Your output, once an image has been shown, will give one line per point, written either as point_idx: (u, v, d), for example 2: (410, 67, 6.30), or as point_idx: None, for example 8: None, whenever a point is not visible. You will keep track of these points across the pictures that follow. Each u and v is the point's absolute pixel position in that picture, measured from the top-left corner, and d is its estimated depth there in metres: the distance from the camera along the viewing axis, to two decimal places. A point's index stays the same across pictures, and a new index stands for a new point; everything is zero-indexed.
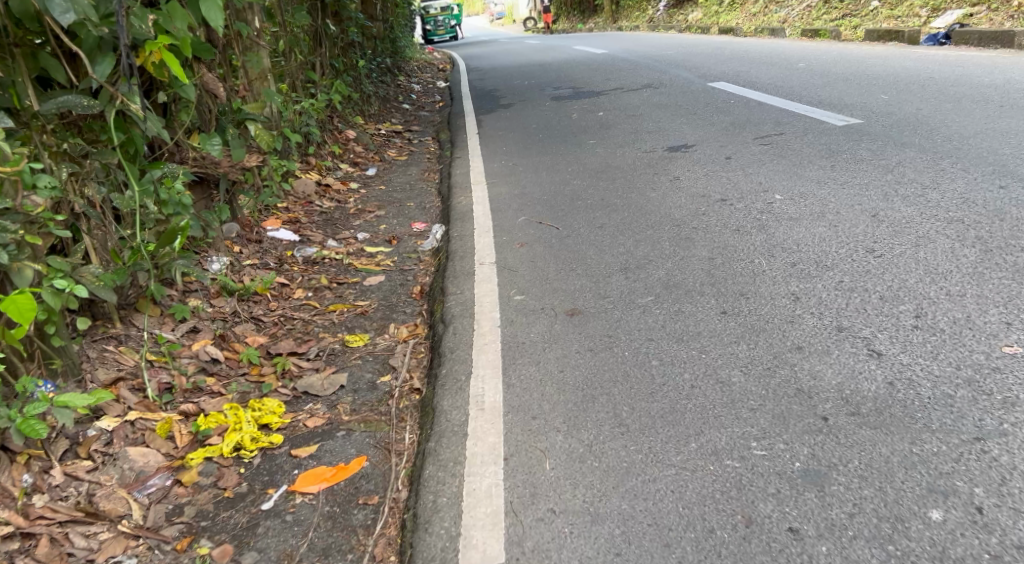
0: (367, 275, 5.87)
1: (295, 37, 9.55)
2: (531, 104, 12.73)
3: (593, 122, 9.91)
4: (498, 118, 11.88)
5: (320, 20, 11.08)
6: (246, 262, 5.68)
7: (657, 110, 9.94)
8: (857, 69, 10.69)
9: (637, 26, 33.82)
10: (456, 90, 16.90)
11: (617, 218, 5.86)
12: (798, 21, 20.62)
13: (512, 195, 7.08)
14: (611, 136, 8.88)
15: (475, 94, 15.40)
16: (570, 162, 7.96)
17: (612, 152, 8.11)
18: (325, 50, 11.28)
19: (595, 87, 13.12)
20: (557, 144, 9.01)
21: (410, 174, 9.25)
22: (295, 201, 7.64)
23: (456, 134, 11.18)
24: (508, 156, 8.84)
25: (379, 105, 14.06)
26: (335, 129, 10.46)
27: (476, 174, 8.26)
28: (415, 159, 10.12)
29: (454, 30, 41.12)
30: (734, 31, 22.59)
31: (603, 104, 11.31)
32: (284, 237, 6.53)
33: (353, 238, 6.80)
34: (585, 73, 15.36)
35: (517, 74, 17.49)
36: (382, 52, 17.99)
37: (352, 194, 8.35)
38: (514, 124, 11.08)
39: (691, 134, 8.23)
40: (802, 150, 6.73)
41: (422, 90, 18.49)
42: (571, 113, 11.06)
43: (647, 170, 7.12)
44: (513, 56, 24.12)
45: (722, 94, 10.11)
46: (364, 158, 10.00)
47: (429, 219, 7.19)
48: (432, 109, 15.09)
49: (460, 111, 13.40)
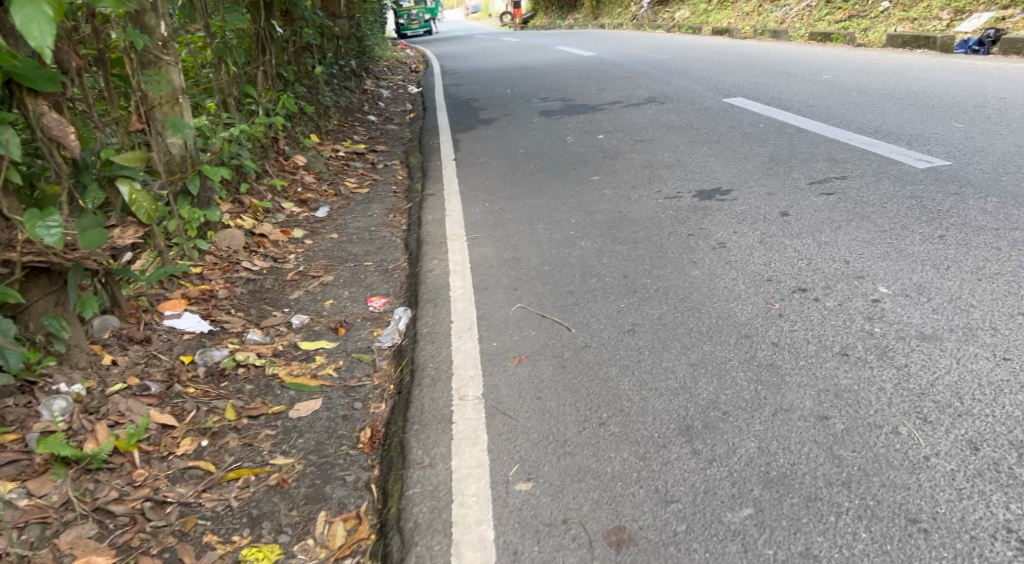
0: (298, 397, 4.14)
1: (225, 44, 7.83)
2: (514, 122, 11.01)
3: (592, 152, 8.24)
4: (476, 139, 10.16)
5: (265, 22, 9.34)
6: (114, 384, 3.98)
7: (669, 138, 8.30)
8: (899, 85, 9.10)
9: (621, 24, 32.11)
10: (428, 98, 15.12)
11: (651, 314, 4.18)
12: (800, 22, 19.23)
13: (500, 265, 5.40)
14: (618, 175, 7.21)
15: (449, 104, 13.65)
16: (571, 213, 6.28)
17: (623, 200, 6.44)
18: (271, 58, 9.54)
19: (588, 102, 11.43)
20: (550, 182, 7.33)
21: (370, 217, 7.52)
22: (212, 267, 5.88)
23: (426, 161, 9.46)
24: (490, 198, 7.14)
25: (339, 117, 12.29)
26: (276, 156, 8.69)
27: (453, 224, 6.55)
28: (377, 194, 8.39)
29: (428, 26, 39.38)
30: (730, 33, 20.98)
31: (600, 125, 9.63)
32: (185, 329, 4.80)
33: (285, 325, 5.05)
34: (577, 80, 13.77)
35: (498, 79, 15.83)
36: (347, 52, 16.24)
37: (294, 249, 6.60)
38: (495, 148, 9.37)
39: (722, 174, 6.63)
40: (885, 207, 5.11)
41: (391, 95, 16.69)
42: (562, 136, 9.36)
43: (677, 228, 5.47)
44: (492, 55, 22.49)
45: (748, 117, 8.54)
46: (315, 193, 8.26)
47: (391, 295, 5.48)
48: (401, 121, 13.35)
49: (433, 126, 11.72)
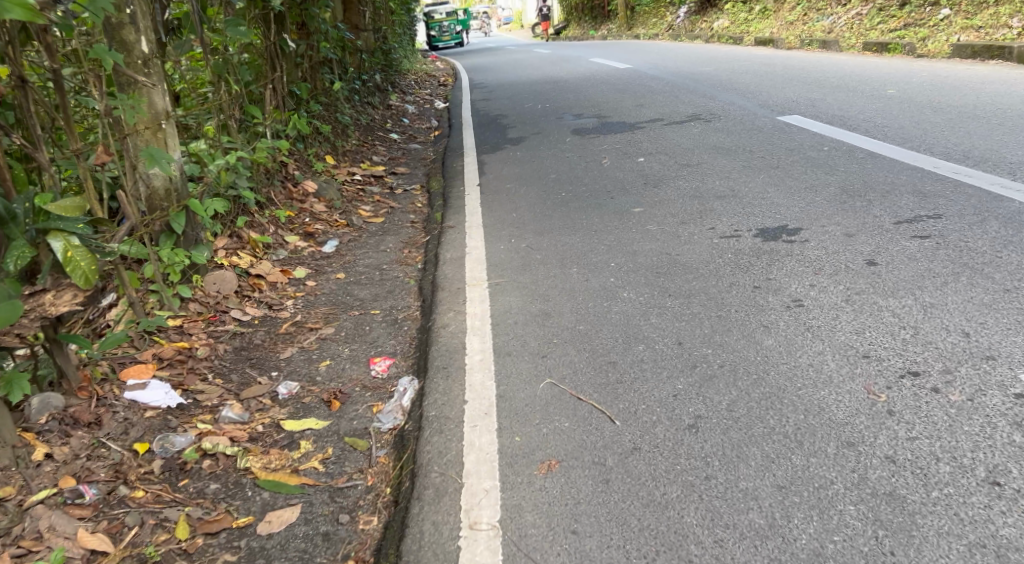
0: (271, 503, 3.30)
1: (226, 60, 7.08)
2: (546, 142, 10.18)
3: (633, 179, 7.39)
4: (505, 161, 9.34)
5: (275, 36, 8.61)
6: (41, 490, 3.25)
7: (720, 163, 7.42)
8: (976, 102, 8.17)
9: (657, 35, 31.22)
10: (454, 115, 14.33)
11: (718, 401, 3.33)
12: (848, 33, 18.30)
13: (527, 321, 4.55)
14: (664, 207, 6.34)
15: (476, 121, 12.84)
16: (611, 256, 5.42)
17: (671, 238, 5.57)
18: (283, 75, 8.81)
19: (626, 120, 10.58)
20: (586, 215, 6.49)
21: (386, 255, 6.69)
22: (195, 318, 5.08)
23: (449, 187, 8.64)
24: (518, 233, 6.31)
25: (359, 136, 11.51)
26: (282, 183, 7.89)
27: (475, 267, 5.70)
28: (393, 225, 7.58)
29: (459, 37, 38.82)
30: (773, 44, 20.03)
31: (640, 147, 8.78)
32: (148, 404, 3.92)
33: (269, 396, 4.19)
34: (613, 96, 12.93)
35: (529, 94, 15.05)
36: (371, 65, 15.53)
37: (293, 293, 5.80)
38: (525, 172, 8.54)
39: (787, 207, 5.74)
40: (997, 258, 4.22)
41: (416, 111, 15.92)
42: (598, 159, 8.52)
43: (740, 279, 4.60)
44: (524, 67, 21.75)
45: (809, 139, 7.64)
46: (324, 224, 7.47)
47: (399, 357, 4.66)
48: (425, 139, 12.58)
49: (458, 146, 10.93)
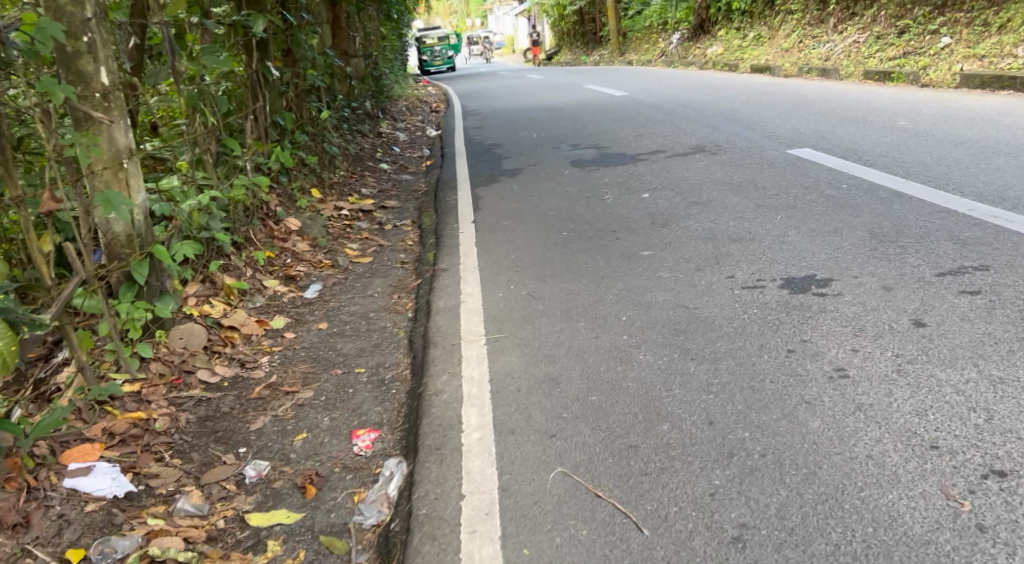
0: None
1: (203, 90, 6.59)
2: (543, 175, 9.69)
3: (639, 217, 6.89)
4: (500, 195, 8.84)
5: (258, 64, 8.14)
6: None
7: (731, 200, 6.93)
8: (1000, 135, 7.72)
9: (651, 60, 30.90)
10: (447, 143, 13.84)
11: (764, 503, 2.97)
12: (849, 59, 17.93)
13: (530, 388, 4.00)
14: (674, 251, 5.83)
15: (469, 151, 12.36)
16: (621, 308, 4.90)
17: (687, 287, 5.06)
18: (266, 104, 8.32)
19: (626, 152, 10.10)
20: (591, 259, 5.98)
21: (374, 300, 6.15)
22: (156, 382, 4.54)
23: (442, 223, 8.12)
24: (517, 279, 5.79)
25: (347, 167, 11.00)
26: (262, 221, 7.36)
27: (472, 318, 5.16)
28: (381, 267, 7.05)
29: (451, 61, 38.50)
30: (772, 71, 19.65)
31: (644, 181, 8.29)
32: (91, 493, 3.50)
33: (234, 480, 3.72)
34: (612, 125, 12.49)
35: (524, 121, 14.59)
36: (361, 92, 15.08)
37: (269, 346, 5.26)
38: (522, 208, 8.03)
39: (812, 253, 5.24)
40: None
41: (407, 139, 15.43)
42: (599, 195, 8.02)
43: (770, 340, 4.08)
44: (518, 93, 21.34)
45: (826, 175, 7.16)
46: (307, 264, 6.95)
47: (388, 428, 4.10)
48: (416, 169, 12.11)
49: (451, 177, 10.45)
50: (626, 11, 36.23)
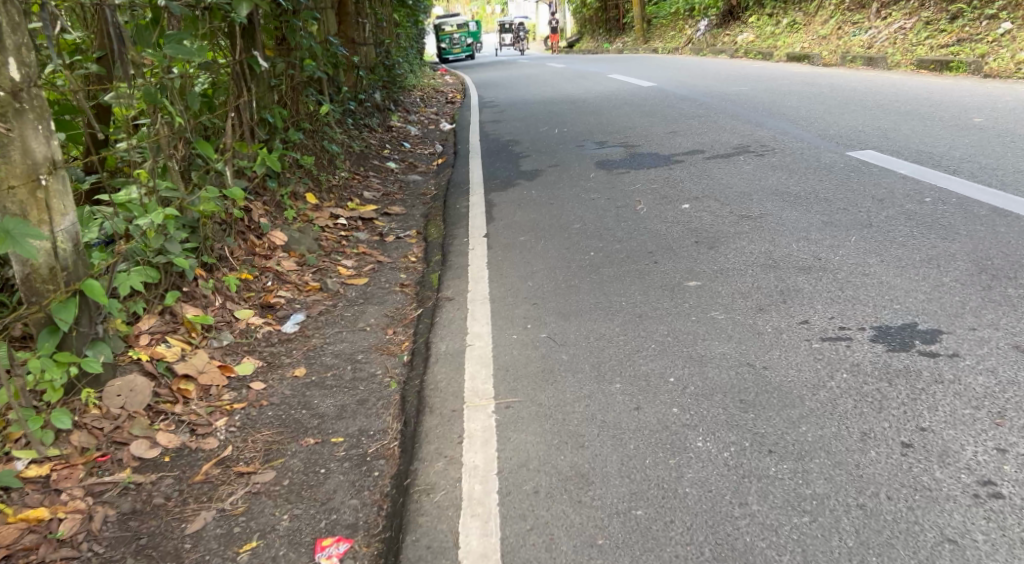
0: None
1: (170, 85, 5.60)
2: (566, 178, 8.66)
3: (681, 236, 5.87)
4: (518, 202, 7.83)
5: (242, 54, 7.16)
6: None
7: (789, 215, 5.90)
8: None
9: (677, 49, 29.72)
10: (460, 139, 12.81)
11: None
12: (894, 48, 16.80)
13: (552, 492, 3.09)
14: (728, 283, 4.81)
15: (485, 149, 11.33)
16: (670, 365, 3.89)
17: (750, 337, 4.05)
18: (252, 100, 7.34)
19: (659, 152, 9.06)
20: (625, 290, 4.97)
21: (366, 339, 5.13)
22: (73, 463, 3.54)
23: (450, 235, 7.11)
24: (537, 315, 4.79)
25: (350, 167, 9.97)
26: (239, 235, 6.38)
27: (479, 373, 4.14)
28: (377, 293, 6.05)
29: (470, 49, 37.44)
30: (808, 61, 18.51)
31: (682, 189, 7.25)
32: None
33: None
34: (642, 119, 11.44)
35: (545, 115, 13.56)
36: (370, 82, 14.07)
37: (231, 402, 4.22)
38: (542, 220, 7.02)
39: (906, 293, 4.23)
40: None
41: (419, 134, 14.41)
42: (631, 205, 7.00)
43: (875, 427, 3.13)
44: (539, 83, 20.30)
45: (901, 185, 6.13)
46: (291, 289, 5.98)
47: (362, 538, 3.12)
48: (427, 168, 11.11)
49: (464, 180, 9.45)
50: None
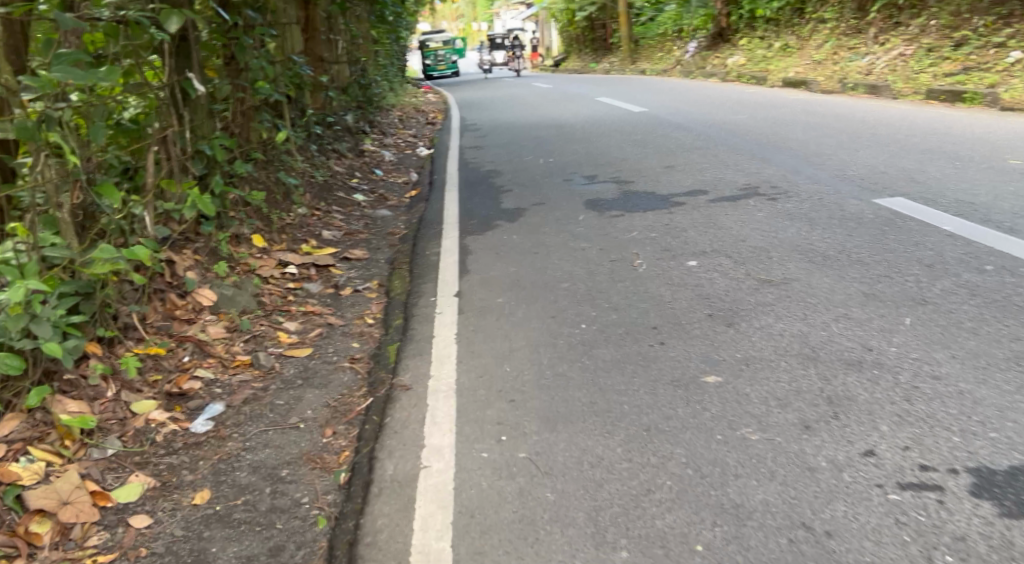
0: None
1: (67, 118, 4.60)
2: (551, 219, 7.61)
3: (690, 307, 4.82)
4: (496, 249, 6.78)
5: (174, 77, 6.22)
6: None
7: (821, 281, 4.87)
8: None
9: (665, 71, 28.85)
10: (436, 168, 11.76)
11: None
12: (900, 73, 15.85)
13: None
14: (758, 381, 3.75)
15: (462, 180, 10.28)
16: (694, 528, 2.84)
17: (803, 477, 2.98)
18: (184, 131, 6.32)
19: (657, 191, 8.04)
20: (626, 385, 3.90)
21: (297, 445, 4.05)
22: None
23: (415, 292, 6.03)
24: (512, 421, 3.72)
25: (310, 200, 8.89)
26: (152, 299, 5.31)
27: (433, 522, 3.11)
28: (320, 370, 4.98)
29: (456, 67, 36.49)
30: (807, 86, 17.57)
31: (686, 240, 6.23)
32: None
33: None
34: (636, 150, 10.42)
35: (531, 142, 12.54)
36: (341, 104, 13.06)
37: (93, 554, 3.30)
38: (522, 275, 5.95)
39: (1003, 415, 3.18)
40: None
41: (394, 160, 13.36)
42: (627, 260, 5.95)
43: None
44: (525, 104, 19.31)
45: (953, 246, 5.10)
46: (213, 367, 4.91)
47: None
48: (399, 200, 10.06)
49: (437, 217, 8.39)
50: (640, 17, 34.20)
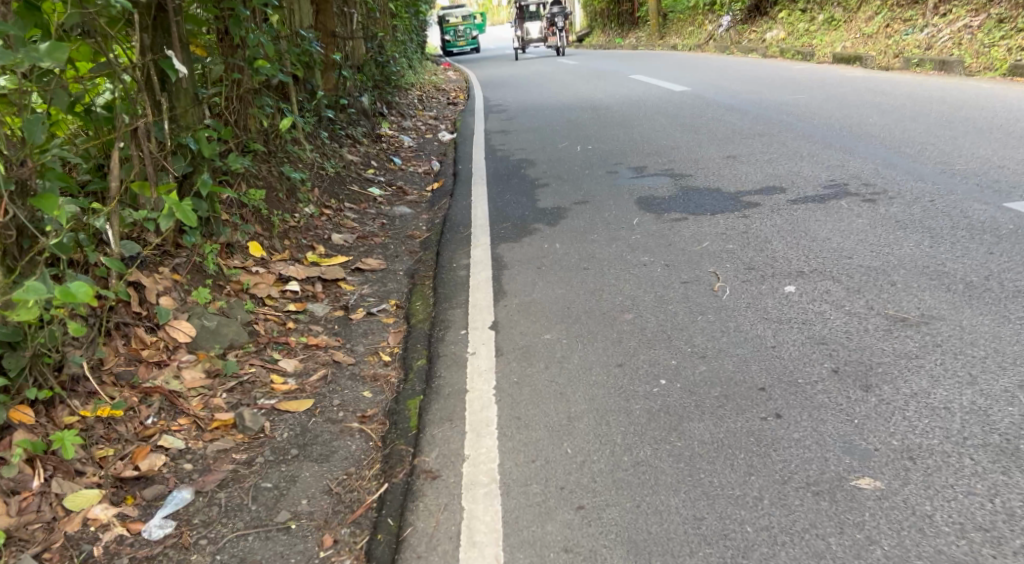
0: None
1: None
2: (600, 222, 6.48)
3: (806, 356, 3.71)
4: (539, 263, 5.67)
5: (145, 57, 5.10)
6: None
7: (977, 323, 3.74)
8: None
9: (698, 46, 27.45)
10: (461, 155, 10.63)
11: None
12: (968, 46, 14.51)
13: None
14: (939, 491, 2.74)
15: (491, 171, 9.15)
16: None
17: None
18: (161, 122, 5.21)
19: (723, 188, 6.90)
20: (744, 490, 2.86)
21: (286, 561, 2.99)
22: None
23: (442, 320, 4.94)
24: (587, 549, 2.73)
25: (319, 196, 7.80)
26: (113, 337, 4.21)
27: None
28: (321, 433, 3.89)
29: (476, 43, 35.13)
30: (862, 62, 16.26)
31: (775, 255, 5.11)
32: None
33: None
34: (688, 137, 9.25)
35: (565, 125, 11.38)
36: (355, 85, 11.90)
37: None
38: (575, 301, 4.85)
39: None
40: None
41: (413, 146, 12.23)
42: (706, 281, 4.84)
43: None
44: (553, 83, 18.09)
45: None
46: (183, 432, 3.80)
47: None
48: (419, 194, 8.97)
49: (466, 218, 7.29)
50: None
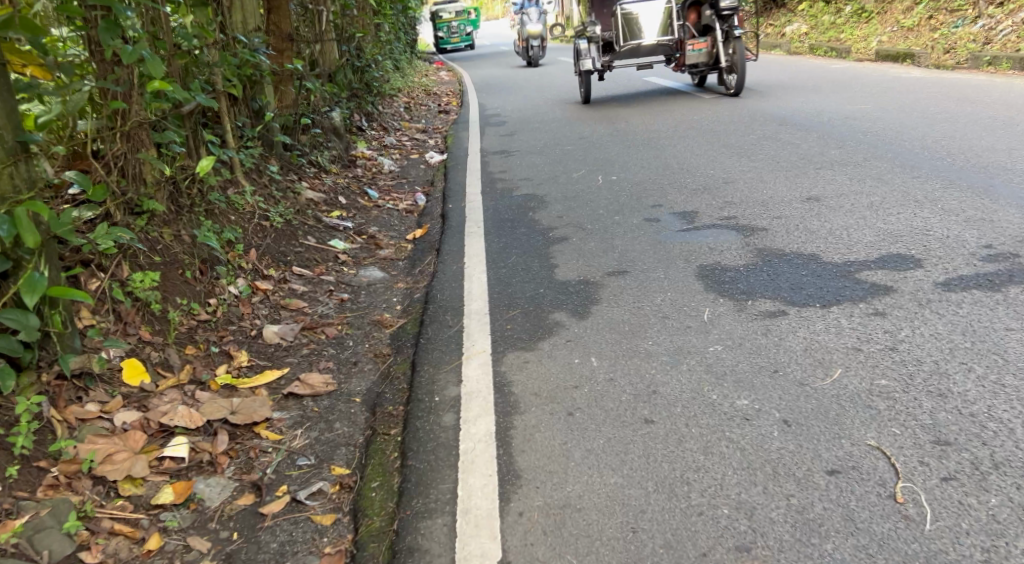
0: None
1: None
2: (653, 314, 4.40)
3: None
4: (569, 405, 3.56)
5: None
6: None
7: None
8: None
9: None
10: (451, 186, 8.52)
11: None
12: None
13: None
14: None
15: (488, 214, 7.07)
16: None
17: None
18: None
19: (824, 255, 4.81)
20: None
21: None
22: None
23: (410, 551, 2.87)
24: None
25: (254, 262, 5.68)
26: None
27: None
28: None
29: (470, 39, 32.88)
30: (912, 59, 14.07)
31: (974, 413, 3.03)
32: None
33: None
34: (744, 166, 7.14)
35: (578, 144, 9.27)
36: (323, 96, 9.78)
37: None
38: (647, 515, 2.77)
39: None
40: None
41: (395, 169, 10.12)
42: (875, 479, 2.78)
43: None
44: (557, 86, 15.93)
45: None
46: None
47: None
48: (397, 247, 6.85)
49: (456, 298, 5.19)
50: None
